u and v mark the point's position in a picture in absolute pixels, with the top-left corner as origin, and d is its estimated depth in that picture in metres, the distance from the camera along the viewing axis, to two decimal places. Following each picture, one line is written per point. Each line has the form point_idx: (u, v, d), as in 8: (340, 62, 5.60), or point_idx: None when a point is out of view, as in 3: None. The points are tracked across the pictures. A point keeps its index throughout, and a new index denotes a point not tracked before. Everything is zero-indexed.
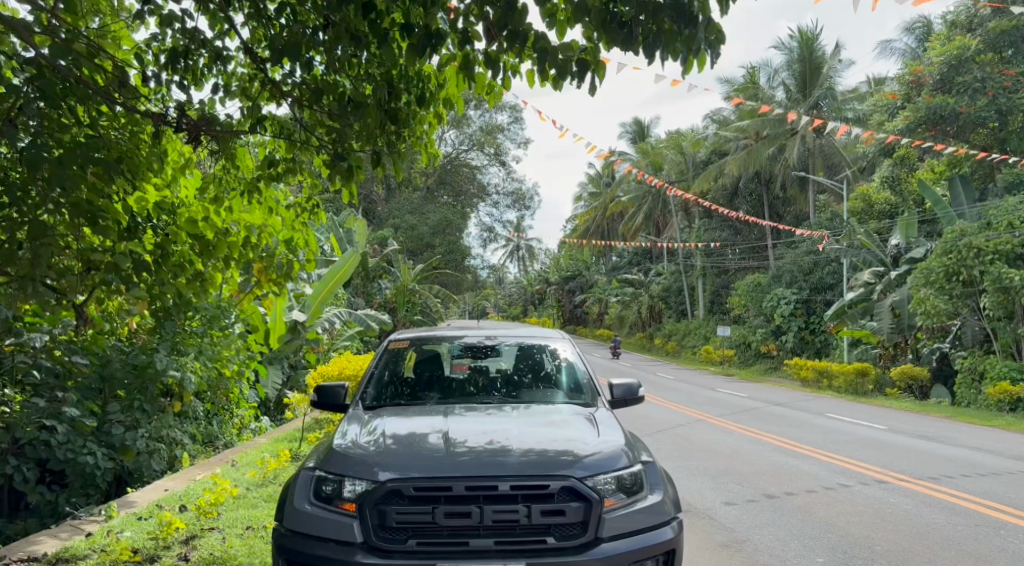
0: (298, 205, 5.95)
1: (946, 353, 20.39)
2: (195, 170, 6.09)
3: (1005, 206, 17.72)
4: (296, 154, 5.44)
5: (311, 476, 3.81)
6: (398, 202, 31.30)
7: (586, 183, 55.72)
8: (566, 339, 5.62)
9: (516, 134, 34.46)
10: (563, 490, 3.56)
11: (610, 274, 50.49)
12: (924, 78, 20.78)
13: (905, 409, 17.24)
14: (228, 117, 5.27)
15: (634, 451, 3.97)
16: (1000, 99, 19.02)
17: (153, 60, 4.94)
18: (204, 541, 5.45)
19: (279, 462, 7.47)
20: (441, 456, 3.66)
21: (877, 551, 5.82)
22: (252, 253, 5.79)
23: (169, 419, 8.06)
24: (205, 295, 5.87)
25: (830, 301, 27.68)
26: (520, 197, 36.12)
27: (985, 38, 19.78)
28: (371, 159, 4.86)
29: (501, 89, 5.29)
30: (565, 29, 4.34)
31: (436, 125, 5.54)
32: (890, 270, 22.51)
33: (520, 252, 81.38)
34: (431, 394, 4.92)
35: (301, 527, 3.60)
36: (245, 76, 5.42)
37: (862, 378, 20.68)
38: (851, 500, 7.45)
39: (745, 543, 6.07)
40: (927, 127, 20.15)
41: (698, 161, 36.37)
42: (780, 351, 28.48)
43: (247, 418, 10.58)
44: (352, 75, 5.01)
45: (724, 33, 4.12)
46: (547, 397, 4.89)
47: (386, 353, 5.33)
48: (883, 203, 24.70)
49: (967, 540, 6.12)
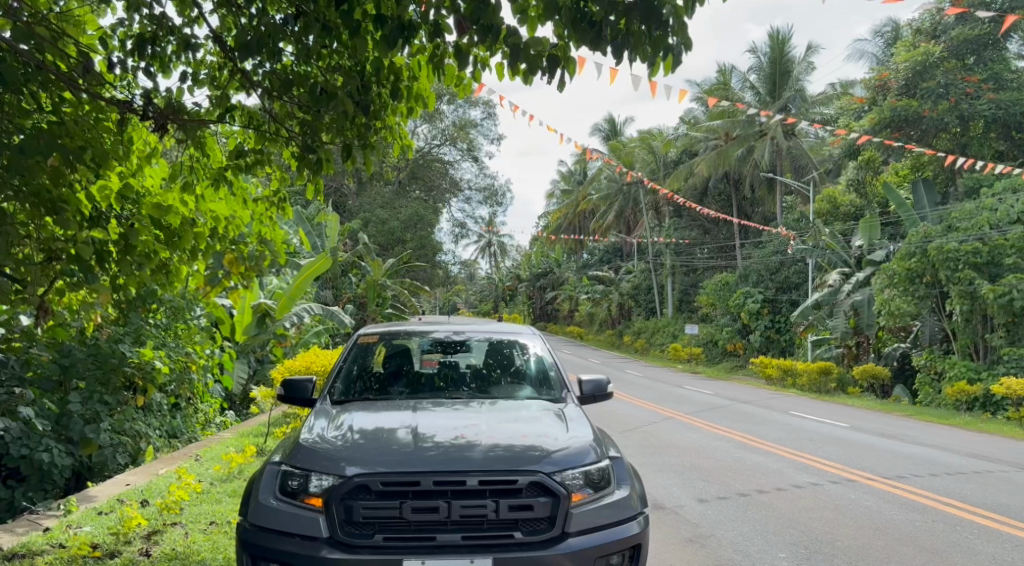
0: (265, 198, 5.75)
1: (907, 353, 21.19)
2: (162, 160, 5.95)
3: (965, 210, 18.26)
4: (265, 147, 5.36)
5: (276, 470, 3.78)
6: (368, 195, 30.90)
7: (557, 182, 55.92)
8: (535, 335, 5.62)
9: (489, 130, 34.37)
10: (531, 485, 3.56)
11: (581, 273, 50.85)
12: (889, 82, 21.18)
13: (868, 407, 17.62)
14: (196, 106, 5.13)
15: (602, 447, 3.99)
16: (962, 105, 19.36)
17: (120, 45, 4.83)
18: (166, 537, 5.35)
19: (245, 457, 7.36)
20: (408, 451, 3.65)
21: (838, 546, 5.93)
22: (220, 244, 5.68)
23: (131, 413, 7.95)
24: (171, 286, 5.76)
25: (795, 301, 28.06)
26: (491, 192, 35.93)
27: (949, 46, 20.29)
28: (341, 152, 4.83)
29: (471, 82, 5.22)
30: (536, 26, 4.31)
31: (409, 119, 5.48)
32: (855, 272, 22.65)
33: (491, 249, 80.99)
34: (399, 389, 4.91)
35: (263, 521, 3.58)
36: (214, 65, 5.30)
37: (825, 377, 21.05)
38: (815, 497, 7.57)
39: (710, 538, 6.13)
40: (892, 130, 20.45)
41: (668, 161, 36.64)
42: (746, 350, 28.93)
43: (211, 412, 10.31)
44: (324, 66, 4.94)
45: (693, 35, 4.07)
46: (515, 392, 4.88)
47: (355, 347, 5.30)
48: (848, 204, 25.07)
49: (924, 535, 6.27)
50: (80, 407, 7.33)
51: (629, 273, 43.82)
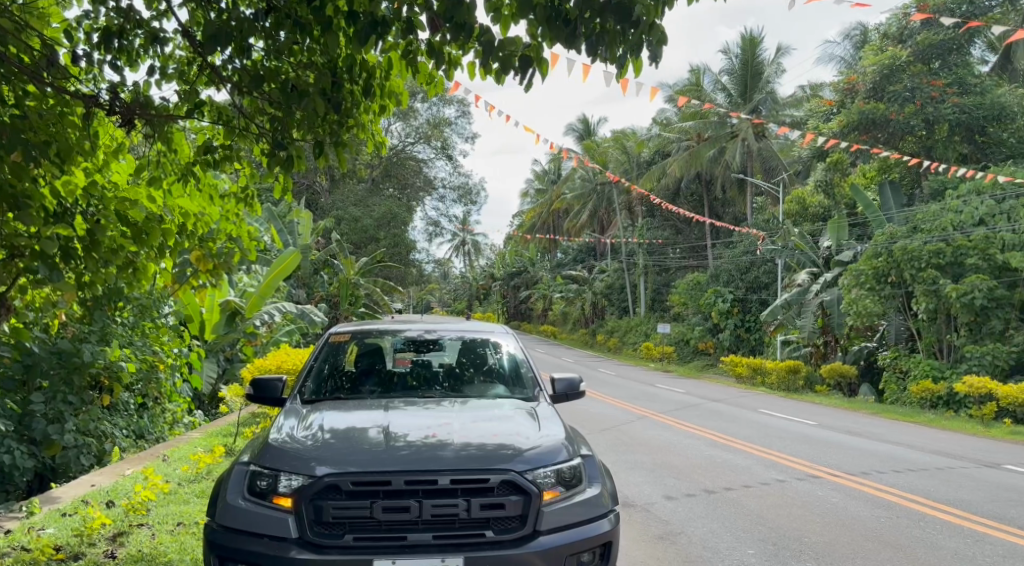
0: (234, 194, 5.67)
1: (873, 353, 21.61)
2: (128, 155, 5.85)
3: (930, 212, 18.62)
4: (234, 143, 5.29)
5: (244, 471, 3.74)
6: (341, 193, 30.69)
7: (531, 181, 56.01)
8: (508, 333, 5.62)
9: (463, 128, 34.29)
10: (502, 484, 3.56)
11: (555, 272, 51.07)
12: (857, 86, 21.49)
13: (835, 405, 17.87)
14: (164, 101, 5.05)
15: (574, 445, 4.00)
16: (928, 109, 19.73)
17: (85, 38, 4.74)
18: (132, 538, 5.28)
19: (213, 457, 7.28)
20: (379, 450, 3.63)
21: (805, 543, 6.00)
22: (188, 242, 5.60)
23: (97, 412, 7.86)
24: (137, 284, 5.68)
25: (765, 301, 28.38)
26: (466, 191, 35.84)
27: (915, 51, 20.68)
28: (313, 149, 4.79)
29: (443, 80, 5.21)
30: (509, 24, 4.32)
31: (382, 116, 5.46)
32: (823, 272, 22.97)
33: (466, 247, 80.82)
34: (371, 388, 4.89)
35: (232, 522, 3.54)
36: (183, 59, 5.23)
37: (794, 375, 21.32)
38: (783, 493, 7.65)
39: (680, 536, 6.18)
40: (860, 132, 20.74)
41: (642, 161, 36.85)
42: (717, 349, 29.22)
43: (179, 412, 10.12)
44: (295, 62, 4.88)
45: (667, 33, 4.07)
46: (488, 391, 4.88)
47: (327, 345, 5.26)
48: (817, 206, 25.12)
49: (889, 531, 6.37)
50: (43, 407, 7.31)
51: (603, 272, 44.00)
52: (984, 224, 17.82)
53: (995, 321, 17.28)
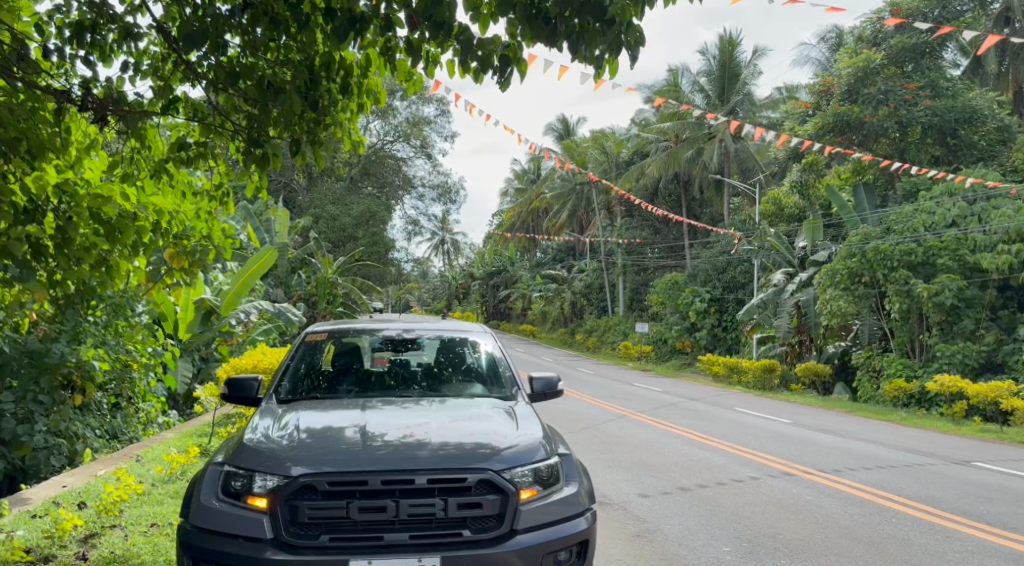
0: (207, 192, 5.70)
1: (847, 352, 21.86)
2: (101, 152, 5.78)
3: (903, 213, 18.88)
4: (209, 140, 5.25)
5: (219, 471, 3.71)
6: (319, 191, 30.50)
7: (511, 180, 56.04)
8: (486, 332, 5.62)
9: (442, 127, 34.20)
10: (480, 483, 3.56)
11: (535, 272, 51.16)
12: (832, 88, 21.73)
13: (810, 404, 18.06)
14: (138, 97, 5.00)
15: (551, 444, 4.01)
16: (901, 111, 20.00)
17: (57, 32, 4.68)
18: (104, 539, 5.22)
19: (187, 457, 7.22)
20: (356, 450, 3.62)
21: (779, 540, 6.06)
22: (162, 240, 5.55)
23: (70, 413, 7.83)
24: (110, 283, 5.61)
25: (741, 300, 28.62)
26: (445, 190, 35.77)
27: (889, 54, 20.96)
28: (290, 147, 4.76)
29: (422, 78, 5.20)
30: (488, 23, 4.32)
31: (360, 115, 5.44)
32: (799, 272, 23.21)
33: (445, 247, 80.63)
34: (348, 387, 4.87)
35: (206, 523, 3.51)
36: (158, 55, 5.18)
37: (770, 374, 21.53)
38: (758, 491, 7.72)
39: (656, 533, 6.21)
40: (834, 134, 20.98)
41: (621, 161, 36.96)
42: (694, 348, 29.43)
43: (153, 412, 9.96)
44: (272, 59, 4.85)
45: (644, 35, 4.11)
46: (467, 390, 4.88)
47: (303, 345, 5.22)
48: (792, 207, 25.25)
49: (861, 528, 6.45)
50: (12, 406, 7.40)
51: (582, 271, 44.13)
52: (956, 226, 18.09)
53: (966, 320, 17.56)
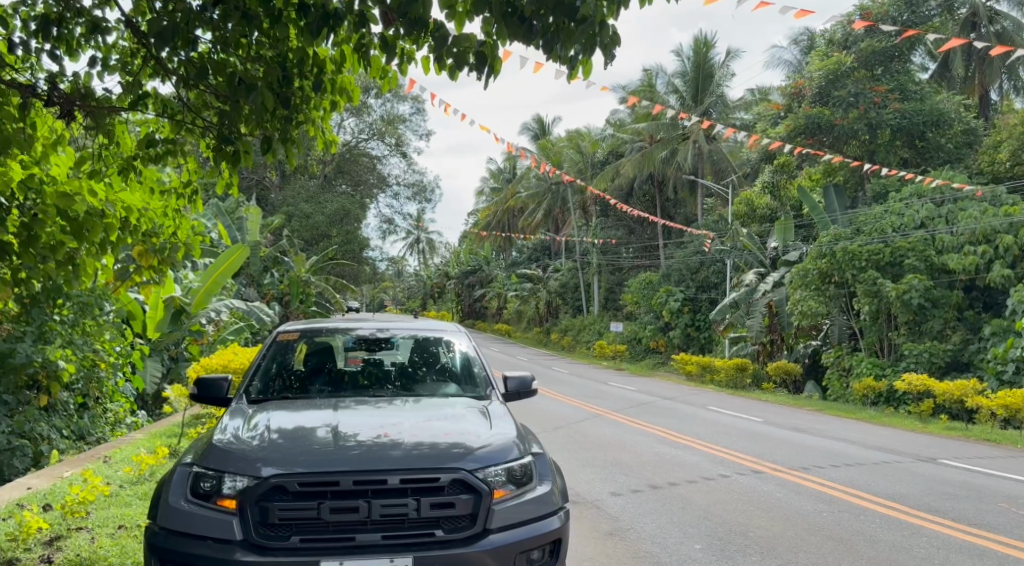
0: (175, 190, 5.62)
1: (817, 350, 22.10)
2: (68, 148, 5.68)
3: (873, 214, 19.13)
4: (179, 136, 5.19)
5: (187, 472, 3.67)
6: (292, 188, 30.21)
7: (487, 179, 55.99)
8: (461, 331, 5.60)
9: (417, 125, 34.06)
10: (453, 483, 3.55)
11: (510, 271, 51.15)
12: (804, 90, 21.97)
13: (781, 402, 18.25)
14: (106, 92, 4.92)
15: (525, 443, 4.01)
16: (870, 113, 20.27)
17: (22, 26, 4.59)
18: (70, 542, 5.14)
19: (155, 458, 7.12)
20: (328, 450, 3.59)
21: (750, 537, 6.11)
22: (130, 237, 5.47)
23: (34, 414, 7.84)
24: (76, 281, 5.52)
25: (714, 300, 28.84)
26: (420, 188, 35.62)
27: (859, 57, 21.23)
28: (261, 144, 4.71)
29: (396, 75, 5.16)
30: (464, 21, 4.30)
31: (333, 113, 5.40)
32: (771, 272, 23.43)
33: (420, 245, 80.31)
34: (320, 387, 4.83)
35: (174, 524, 3.47)
36: (126, 50, 5.11)
37: (742, 373, 21.73)
38: (729, 489, 7.79)
39: (629, 532, 6.23)
40: (805, 136, 21.21)
41: (596, 161, 37.03)
42: (668, 347, 29.59)
43: (122, 411, 9.82)
44: (243, 55, 4.79)
45: (619, 36, 4.12)
46: (441, 389, 4.86)
47: (274, 344, 5.17)
48: (764, 207, 25.56)
49: (830, 525, 6.52)
50: None
51: (557, 270, 44.20)
52: (924, 227, 18.38)
53: (933, 320, 17.85)
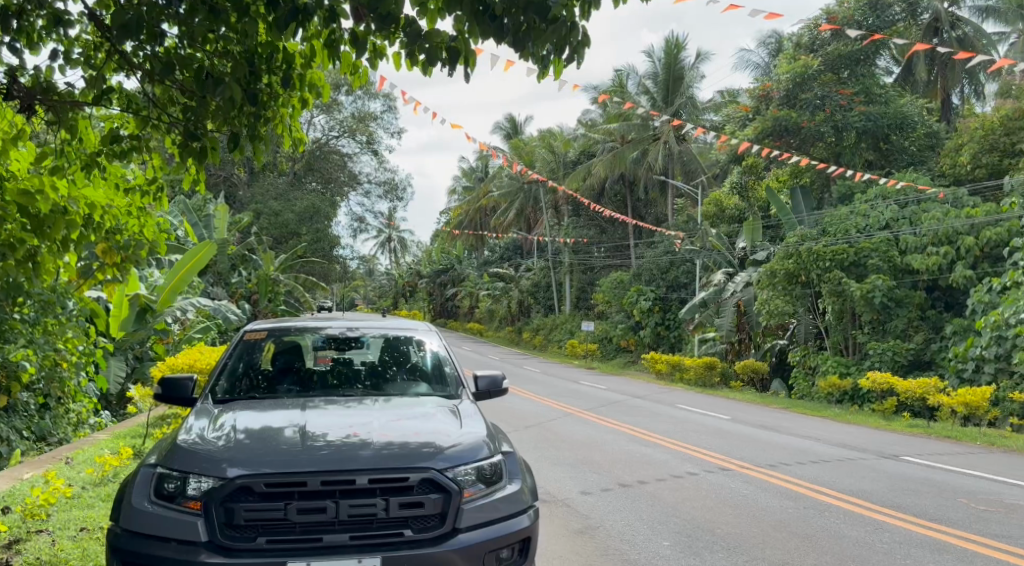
0: (140, 186, 5.52)
1: (784, 349, 22.38)
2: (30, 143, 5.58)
3: (838, 215, 19.43)
4: (144, 132, 5.11)
5: (151, 473, 3.62)
6: (261, 186, 29.91)
7: (459, 178, 55.86)
8: (431, 330, 5.59)
9: (388, 123, 33.90)
10: (422, 482, 3.55)
11: (483, 270, 51.11)
12: (772, 92, 22.24)
13: (748, 400, 18.48)
14: (68, 87, 4.83)
15: (495, 442, 4.01)
16: (836, 116, 20.59)
17: None
18: (29, 545, 5.05)
19: (119, 458, 7.02)
20: (295, 451, 3.56)
21: (717, 534, 6.18)
22: (94, 234, 5.39)
23: None
24: (38, 279, 5.42)
25: (684, 299, 29.07)
26: (391, 186, 35.45)
27: (826, 61, 21.54)
28: (228, 141, 4.67)
29: (367, 71, 5.14)
30: (435, 18, 4.30)
31: (302, 109, 5.36)
32: (739, 272, 23.69)
33: (392, 244, 79.91)
34: (288, 386, 4.80)
35: (137, 527, 3.42)
36: (90, 44, 5.02)
37: (710, 371, 21.95)
38: (697, 486, 7.87)
39: (598, 529, 6.27)
40: (773, 138, 21.47)
41: (568, 161, 37.12)
42: (639, 346, 29.77)
43: (84, 412, 9.69)
44: (210, 50, 4.74)
45: (589, 40, 4.17)
46: (411, 389, 4.85)
47: (241, 344, 5.12)
48: (733, 208, 25.81)
49: (795, 521, 6.62)
50: None
51: (528, 270, 44.26)
52: (888, 228, 18.71)
53: (897, 320, 18.16)
